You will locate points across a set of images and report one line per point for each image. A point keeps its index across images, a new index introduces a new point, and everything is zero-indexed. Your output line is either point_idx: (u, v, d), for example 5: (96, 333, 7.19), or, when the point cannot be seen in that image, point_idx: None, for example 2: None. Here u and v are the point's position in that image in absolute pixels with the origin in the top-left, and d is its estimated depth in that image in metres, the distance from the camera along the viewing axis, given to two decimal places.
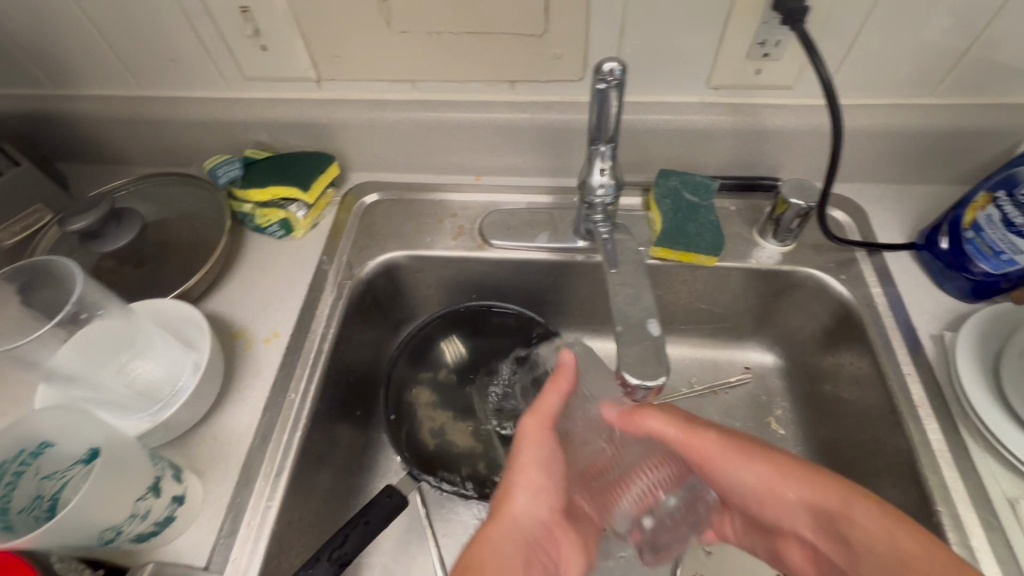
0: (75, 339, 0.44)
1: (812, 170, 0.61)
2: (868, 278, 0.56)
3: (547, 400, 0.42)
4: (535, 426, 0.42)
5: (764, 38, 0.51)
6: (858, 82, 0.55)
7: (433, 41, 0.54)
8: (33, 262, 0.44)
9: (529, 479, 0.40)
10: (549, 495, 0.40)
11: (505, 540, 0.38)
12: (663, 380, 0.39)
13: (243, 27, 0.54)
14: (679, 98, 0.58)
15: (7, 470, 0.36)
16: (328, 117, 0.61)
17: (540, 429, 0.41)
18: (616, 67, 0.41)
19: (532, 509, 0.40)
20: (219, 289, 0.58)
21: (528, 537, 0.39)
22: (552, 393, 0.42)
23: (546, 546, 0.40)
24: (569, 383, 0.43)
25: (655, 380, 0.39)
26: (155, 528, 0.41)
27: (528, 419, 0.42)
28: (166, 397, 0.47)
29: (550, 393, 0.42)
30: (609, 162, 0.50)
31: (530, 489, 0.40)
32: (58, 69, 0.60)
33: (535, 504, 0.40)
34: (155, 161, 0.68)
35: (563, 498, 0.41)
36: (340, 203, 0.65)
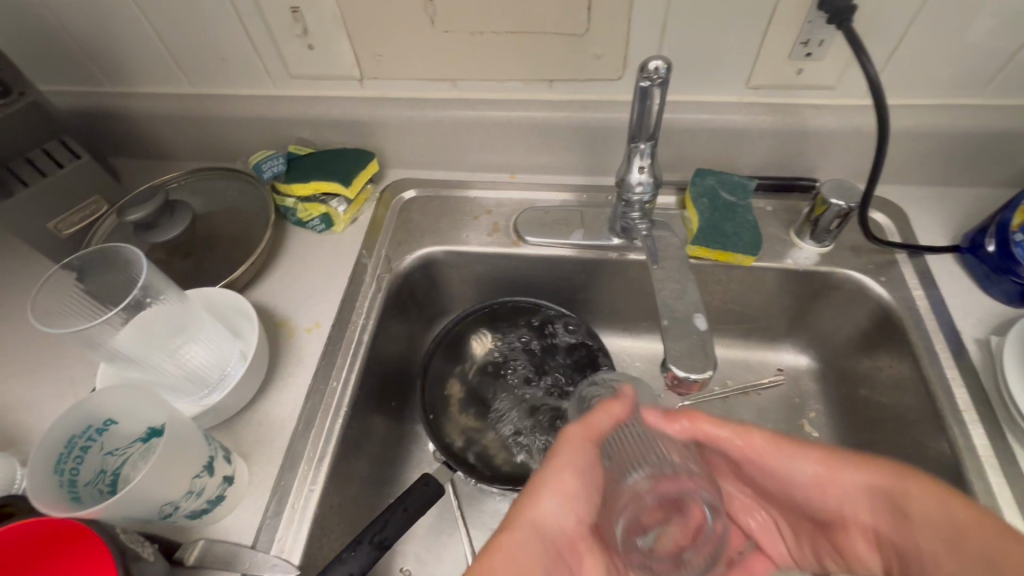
0: (136, 322, 0.46)
1: (851, 171, 0.60)
2: (909, 281, 0.55)
3: (598, 419, 0.41)
4: (579, 439, 0.39)
5: (807, 37, 0.51)
6: (902, 82, 0.54)
7: (475, 41, 0.55)
8: (100, 250, 0.47)
9: (559, 488, 0.38)
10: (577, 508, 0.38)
11: (528, 544, 0.36)
12: (710, 373, 0.40)
13: (292, 27, 0.56)
14: (717, 98, 0.58)
15: (75, 444, 0.38)
16: (369, 115, 0.62)
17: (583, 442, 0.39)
18: (661, 65, 0.42)
19: (558, 518, 0.37)
20: (262, 280, 0.60)
21: (550, 548, 0.36)
22: (604, 413, 0.41)
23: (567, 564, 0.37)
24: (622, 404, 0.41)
25: (702, 372, 0.39)
26: (207, 506, 0.42)
27: (573, 428, 0.40)
28: (215, 383, 0.49)
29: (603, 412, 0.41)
30: (648, 160, 0.50)
31: (561, 495, 0.38)
32: (115, 67, 0.63)
33: (564, 512, 0.37)
34: (201, 157, 0.71)
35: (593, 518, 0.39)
36: (378, 199, 0.66)
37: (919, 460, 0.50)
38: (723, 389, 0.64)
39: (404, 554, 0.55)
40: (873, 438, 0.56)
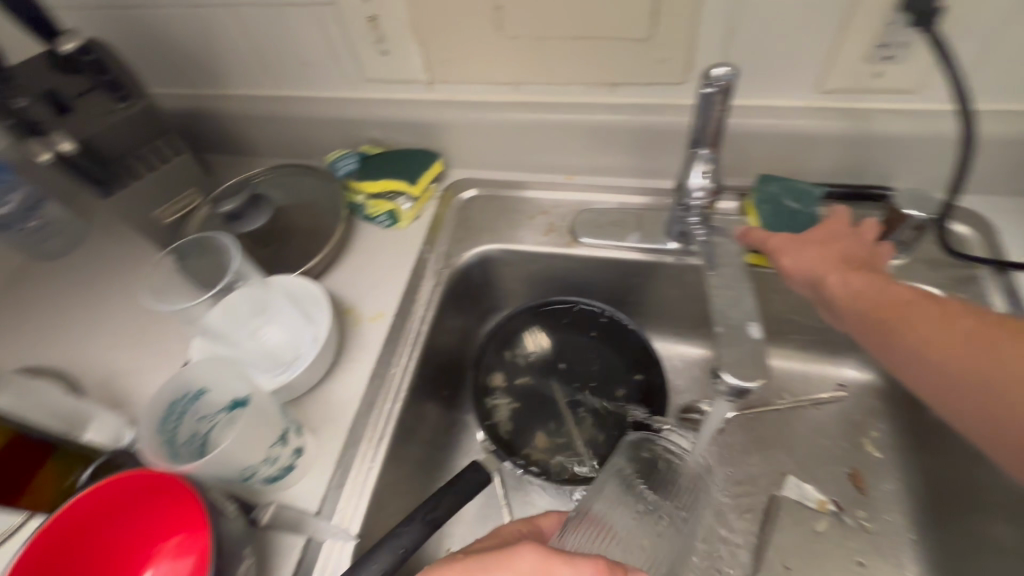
0: (222, 303, 0.52)
1: (931, 180, 0.57)
2: (993, 299, 0.52)
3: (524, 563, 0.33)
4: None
5: (887, 40, 0.49)
6: (994, 87, 0.51)
7: (539, 46, 0.56)
8: (199, 237, 0.53)
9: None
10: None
11: None
12: (759, 385, 0.39)
13: (370, 35, 0.60)
14: (786, 102, 0.56)
15: (175, 408, 0.43)
16: (436, 117, 0.65)
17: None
18: (727, 72, 0.42)
19: None
20: (333, 270, 0.64)
21: None
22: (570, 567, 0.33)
23: None
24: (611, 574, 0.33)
25: (754, 382, 0.39)
26: (281, 473, 0.47)
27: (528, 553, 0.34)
28: (289, 362, 0.53)
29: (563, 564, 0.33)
30: (710, 165, 0.50)
31: None
32: (213, 73, 0.70)
33: None
34: (282, 155, 0.77)
35: None
36: (441, 197, 0.69)
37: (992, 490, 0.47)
38: (778, 400, 0.62)
39: (451, 536, 0.58)
40: (942, 463, 0.53)
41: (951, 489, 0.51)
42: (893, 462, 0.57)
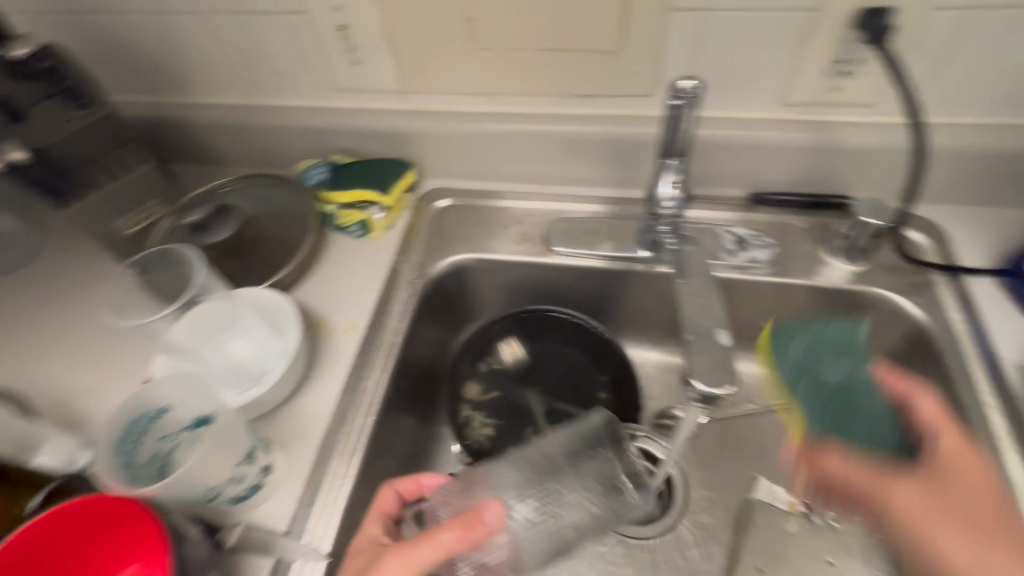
0: (189, 317, 0.52)
1: (888, 190, 0.59)
2: (947, 303, 0.54)
3: (390, 565, 0.39)
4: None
5: (844, 56, 0.51)
6: (943, 101, 0.53)
7: (511, 57, 0.57)
8: (157, 250, 0.51)
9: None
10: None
11: None
12: (732, 389, 0.41)
13: (341, 44, 0.59)
14: (752, 114, 0.58)
15: (133, 429, 0.41)
16: (409, 127, 0.65)
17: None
18: (693, 84, 0.43)
19: None
20: (303, 282, 0.63)
21: None
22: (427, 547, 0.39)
23: None
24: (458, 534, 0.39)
25: (725, 388, 0.41)
26: (247, 492, 0.45)
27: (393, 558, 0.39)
28: (260, 377, 0.51)
29: (425, 547, 0.39)
30: (679, 175, 0.51)
31: None
32: (178, 79, 0.68)
33: None
34: (250, 164, 0.75)
35: None
36: (414, 207, 0.69)
37: None
38: (749, 405, 0.64)
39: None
40: None
41: None
42: None
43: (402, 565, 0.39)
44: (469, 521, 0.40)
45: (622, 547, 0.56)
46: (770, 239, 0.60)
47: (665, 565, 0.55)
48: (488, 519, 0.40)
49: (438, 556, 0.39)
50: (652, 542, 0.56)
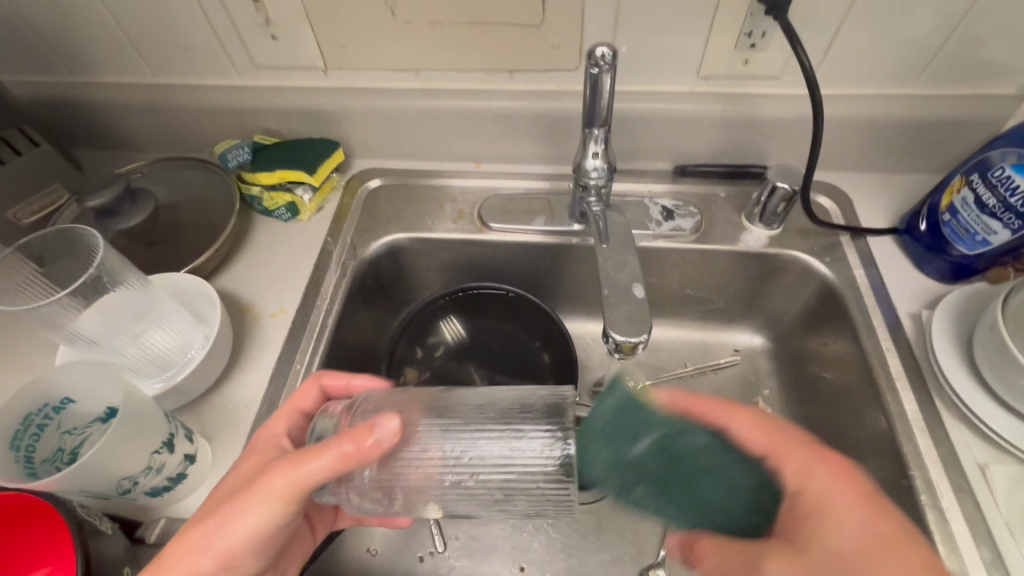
0: (97, 305, 0.47)
1: (799, 159, 0.63)
2: (851, 261, 0.58)
3: (276, 479, 0.36)
4: (273, 495, 0.36)
5: (751, 29, 0.53)
6: (841, 73, 0.57)
7: (435, 31, 0.56)
8: (52, 232, 0.47)
9: (233, 534, 0.36)
10: (237, 553, 0.37)
11: None
12: (645, 337, 0.44)
13: (255, 17, 0.57)
14: (671, 88, 0.60)
15: (31, 422, 0.39)
16: (334, 105, 0.63)
17: (272, 499, 0.36)
18: (608, 52, 0.44)
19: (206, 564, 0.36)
20: (227, 267, 0.60)
21: None
22: (312, 460, 0.35)
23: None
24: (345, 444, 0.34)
25: (638, 337, 0.43)
26: (169, 483, 0.43)
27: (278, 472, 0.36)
28: (178, 365, 0.49)
29: (312, 461, 0.35)
30: (602, 145, 0.52)
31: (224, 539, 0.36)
32: (76, 56, 0.63)
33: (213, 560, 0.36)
34: (166, 148, 0.71)
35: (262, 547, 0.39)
36: (345, 188, 0.67)
37: (859, 429, 0.53)
38: (682, 369, 0.66)
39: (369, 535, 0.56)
40: (820, 411, 0.59)
41: (828, 433, 0.57)
42: (782, 416, 0.62)
43: (288, 483, 0.35)
44: (351, 443, 0.34)
45: None
46: (694, 208, 0.63)
47: (607, 526, 0.57)
48: (385, 433, 0.34)
49: (320, 476, 0.35)
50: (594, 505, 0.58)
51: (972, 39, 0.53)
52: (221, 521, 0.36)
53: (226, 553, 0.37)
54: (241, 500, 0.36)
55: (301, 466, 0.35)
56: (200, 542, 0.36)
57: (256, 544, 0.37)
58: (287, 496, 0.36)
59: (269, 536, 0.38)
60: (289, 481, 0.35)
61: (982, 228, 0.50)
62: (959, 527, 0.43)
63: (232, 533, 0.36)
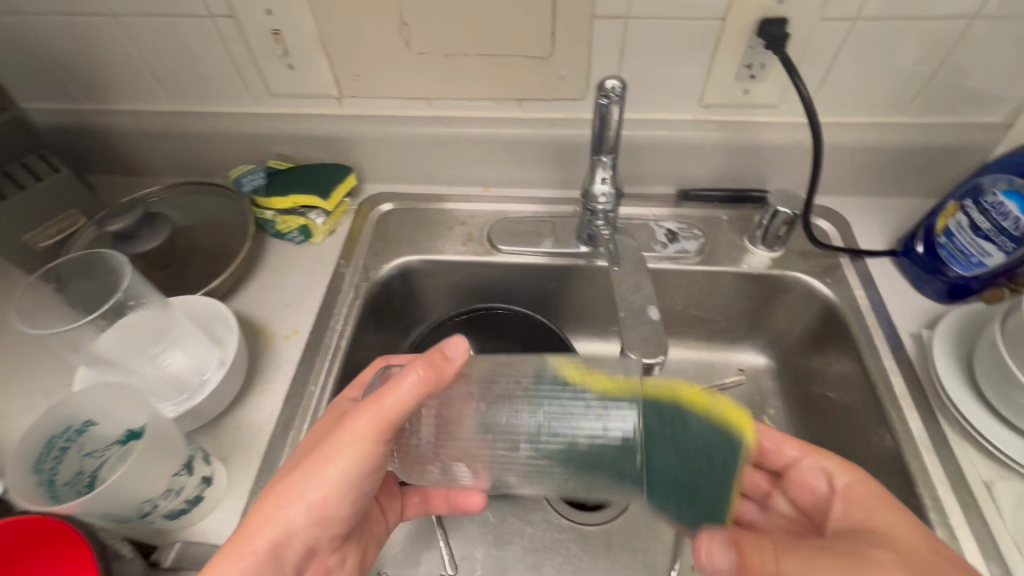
0: (118, 326, 0.47)
1: (797, 184, 0.66)
2: (852, 282, 0.60)
3: (361, 421, 0.36)
4: (357, 444, 0.37)
5: (751, 61, 0.56)
6: (836, 102, 0.60)
7: (447, 62, 0.59)
8: (75, 256, 0.48)
9: (320, 487, 0.38)
10: (323, 507, 0.38)
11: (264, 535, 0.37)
12: (661, 359, 0.45)
13: (274, 48, 0.59)
14: (674, 115, 0.62)
15: (54, 445, 0.39)
16: (348, 131, 0.65)
17: (352, 447, 0.37)
18: (617, 84, 0.46)
19: (291, 516, 0.37)
20: (241, 290, 0.61)
21: (278, 553, 0.38)
22: (392, 394, 0.35)
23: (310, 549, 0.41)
24: (423, 371, 0.35)
25: (654, 358, 0.45)
26: (186, 506, 0.43)
27: (362, 417, 0.36)
28: (194, 388, 0.49)
29: (390, 395, 0.35)
30: (610, 171, 0.54)
31: (302, 488, 0.38)
32: (96, 84, 0.65)
33: (297, 512, 0.38)
34: (179, 172, 0.72)
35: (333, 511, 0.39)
36: (356, 211, 0.69)
37: (864, 447, 0.54)
38: None
39: (381, 558, 0.56)
40: (826, 430, 0.60)
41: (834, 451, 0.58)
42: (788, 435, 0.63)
43: (373, 421, 0.36)
44: (424, 374, 0.35)
45: (576, 533, 0.58)
46: (698, 231, 0.65)
47: (618, 547, 0.57)
48: (454, 354, 0.37)
49: (402, 409, 0.35)
50: (605, 526, 0.58)
51: (960, 71, 0.56)
52: (303, 476, 0.38)
53: (315, 504, 0.38)
54: (322, 451, 0.38)
55: (383, 403, 0.35)
56: (291, 496, 0.37)
57: (343, 494, 0.38)
58: (372, 436, 0.36)
59: (355, 492, 0.39)
60: (374, 421, 0.36)
61: (978, 251, 0.52)
62: (968, 544, 0.44)
63: (321, 481, 0.37)
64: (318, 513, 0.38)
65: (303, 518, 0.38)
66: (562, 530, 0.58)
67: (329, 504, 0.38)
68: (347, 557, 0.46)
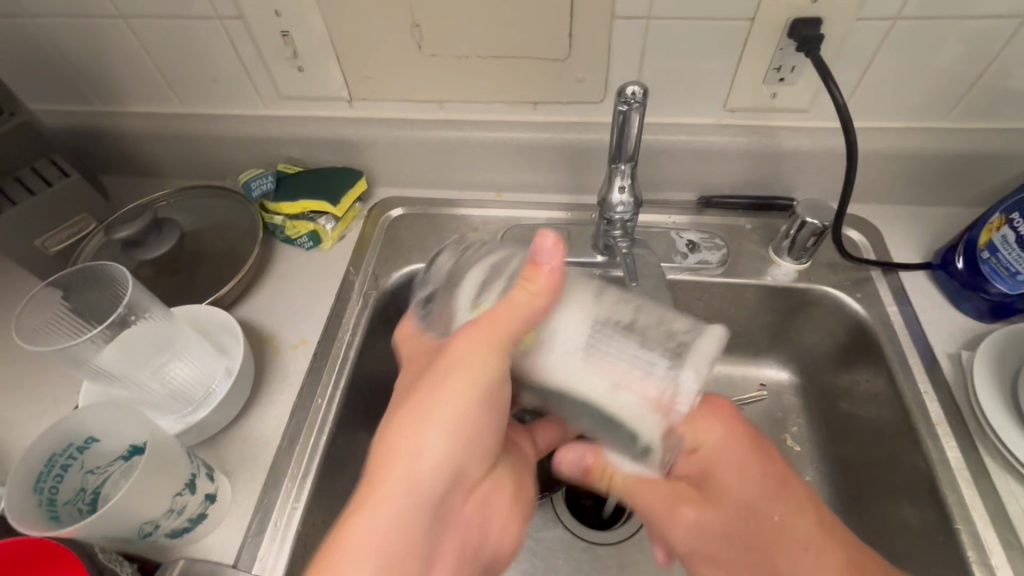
0: (117, 342, 0.46)
1: (826, 191, 0.62)
2: (884, 297, 0.57)
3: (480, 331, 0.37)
4: (481, 347, 0.37)
5: (780, 63, 0.53)
6: (871, 106, 0.56)
7: (461, 64, 0.56)
8: (81, 267, 0.48)
9: (438, 456, 0.36)
10: (460, 443, 0.37)
11: (405, 502, 0.34)
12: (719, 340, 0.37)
13: (283, 50, 0.57)
14: (697, 119, 0.59)
15: (55, 463, 0.39)
16: (358, 135, 0.63)
17: (473, 357, 0.37)
18: (638, 90, 0.43)
19: (435, 449, 0.36)
20: (249, 296, 0.60)
21: (422, 500, 0.35)
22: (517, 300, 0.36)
23: (443, 510, 0.36)
24: (545, 293, 0.36)
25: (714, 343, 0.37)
26: (188, 524, 0.42)
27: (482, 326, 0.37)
28: (199, 401, 0.49)
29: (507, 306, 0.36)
30: (629, 179, 0.51)
31: (461, 400, 0.37)
32: (105, 87, 0.64)
33: (441, 455, 0.36)
34: (190, 175, 0.71)
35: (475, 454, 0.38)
36: (367, 216, 0.67)
37: (896, 473, 0.51)
38: None
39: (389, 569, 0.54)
40: (853, 452, 0.57)
41: (862, 476, 0.55)
42: (812, 455, 0.60)
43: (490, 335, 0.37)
44: (534, 270, 0.36)
45: (587, 554, 0.57)
46: (720, 240, 0.62)
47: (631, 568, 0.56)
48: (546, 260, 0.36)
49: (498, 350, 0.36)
50: (615, 546, 0.57)
51: (1009, 72, 0.52)
52: (409, 448, 0.35)
53: (451, 440, 0.36)
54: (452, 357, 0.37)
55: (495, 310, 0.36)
56: (415, 462, 0.35)
57: (480, 406, 0.37)
58: (496, 348, 0.36)
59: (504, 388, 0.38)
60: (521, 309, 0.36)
61: None
62: None
63: (457, 392, 0.37)
64: (462, 438, 0.37)
65: (449, 468, 0.36)
66: (573, 549, 0.57)
67: (471, 434, 0.37)
68: (520, 500, 0.44)
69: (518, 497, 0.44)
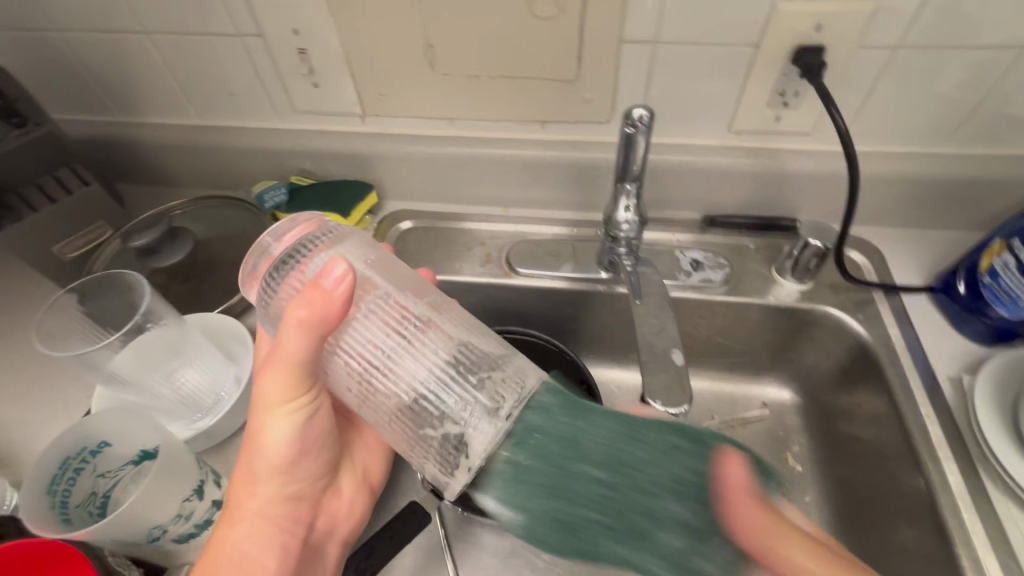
0: (132, 347, 0.47)
1: (829, 213, 0.63)
2: (885, 319, 0.57)
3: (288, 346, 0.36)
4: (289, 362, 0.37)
5: (783, 88, 0.54)
6: (873, 131, 0.57)
7: (471, 84, 0.58)
8: (104, 276, 0.49)
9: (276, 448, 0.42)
10: (295, 449, 0.43)
11: (252, 528, 0.41)
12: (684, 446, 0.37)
13: (300, 67, 0.59)
14: (702, 140, 0.60)
15: (69, 466, 0.40)
16: (370, 149, 0.65)
17: (283, 374, 0.38)
18: (645, 113, 0.44)
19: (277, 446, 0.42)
20: None
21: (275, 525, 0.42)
22: (306, 302, 0.34)
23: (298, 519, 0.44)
24: (326, 311, 0.34)
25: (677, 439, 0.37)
26: (195, 530, 0.43)
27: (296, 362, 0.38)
28: (208, 407, 0.50)
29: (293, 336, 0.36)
30: (634, 200, 0.52)
31: (287, 416, 0.42)
32: (126, 99, 0.66)
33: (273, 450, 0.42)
34: (204, 185, 0.73)
35: (281, 469, 0.43)
36: (376, 230, 0.68)
37: (896, 496, 0.51)
38: (710, 420, 0.65)
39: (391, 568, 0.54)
40: (853, 473, 0.57)
41: (863, 497, 0.55)
42: (812, 475, 0.60)
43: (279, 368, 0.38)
44: (314, 293, 0.34)
45: None
46: (723, 259, 0.63)
47: None
48: (332, 283, 0.35)
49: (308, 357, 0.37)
50: None
51: (1010, 101, 0.53)
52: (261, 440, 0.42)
53: (277, 447, 0.42)
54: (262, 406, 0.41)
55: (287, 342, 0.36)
56: (263, 456, 0.42)
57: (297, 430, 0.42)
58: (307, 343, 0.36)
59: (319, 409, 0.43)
60: (299, 340, 0.36)
61: None
62: None
63: (273, 436, 0.42)
64: (280, 454, 0.42)
65: (288, 466, 0.43)
66: None
67: (302, 442, 0.43)
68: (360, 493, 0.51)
69: (366, 478, 0.52)
